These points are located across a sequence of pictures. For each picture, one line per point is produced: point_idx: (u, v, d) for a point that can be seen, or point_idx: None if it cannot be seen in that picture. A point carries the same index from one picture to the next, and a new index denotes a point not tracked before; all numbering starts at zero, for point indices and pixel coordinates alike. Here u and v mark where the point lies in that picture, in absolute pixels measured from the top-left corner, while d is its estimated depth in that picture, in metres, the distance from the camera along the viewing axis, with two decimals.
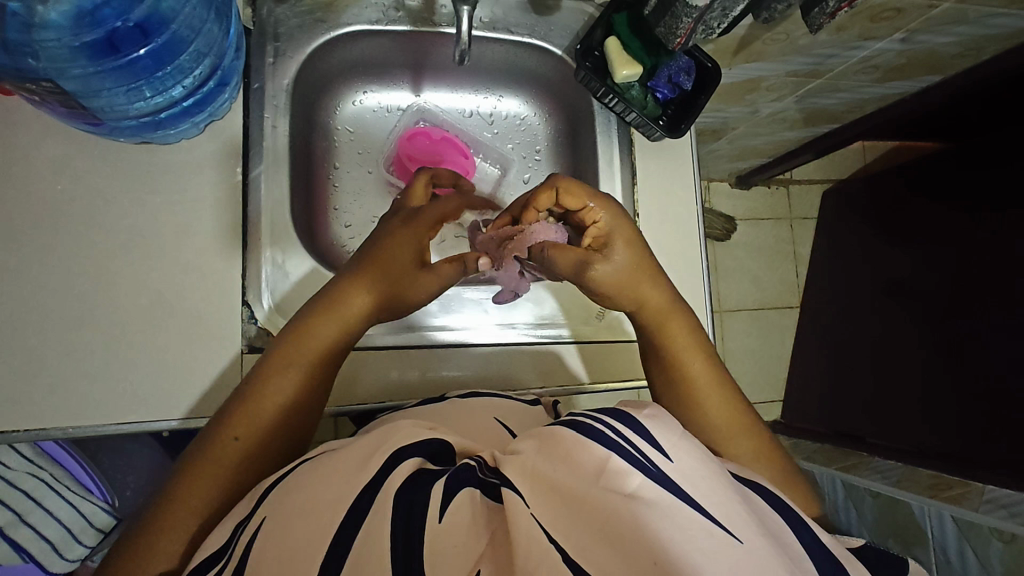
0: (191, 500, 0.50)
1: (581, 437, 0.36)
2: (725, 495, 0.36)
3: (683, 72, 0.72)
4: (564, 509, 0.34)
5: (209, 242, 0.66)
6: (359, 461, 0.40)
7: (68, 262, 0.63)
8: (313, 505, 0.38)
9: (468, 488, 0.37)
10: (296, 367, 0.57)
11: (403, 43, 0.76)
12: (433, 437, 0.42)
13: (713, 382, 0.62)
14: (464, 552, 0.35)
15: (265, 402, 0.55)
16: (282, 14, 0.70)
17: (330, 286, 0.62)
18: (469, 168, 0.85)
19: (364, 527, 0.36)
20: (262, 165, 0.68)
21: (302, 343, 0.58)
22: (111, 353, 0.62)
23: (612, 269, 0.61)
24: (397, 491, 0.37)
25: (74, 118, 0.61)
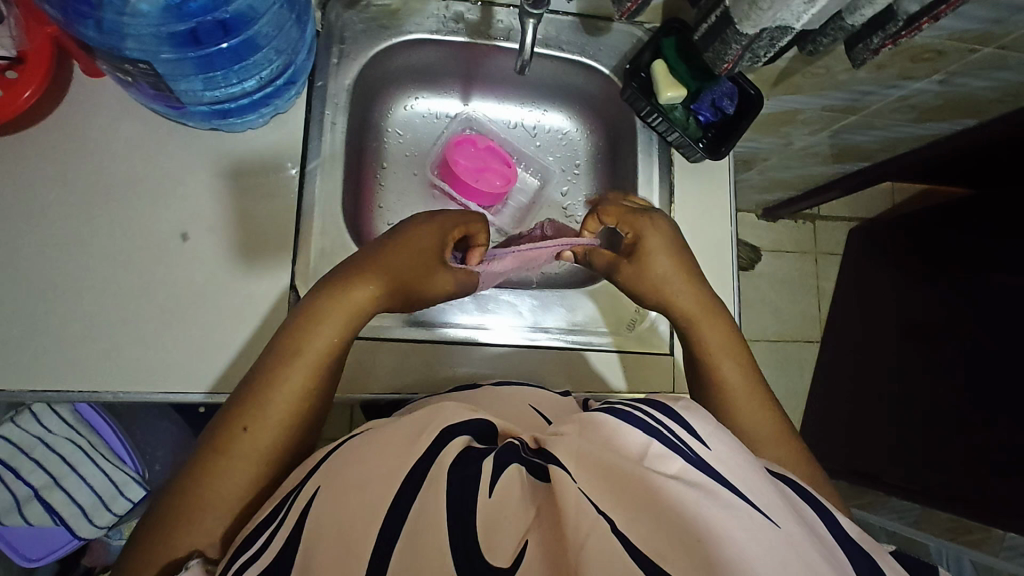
0: (240, 465, 0.53)
1: (623, 425, 0.39)
2: (761, 482, 0.38)
3: (727, 97, 0.75)
4: (608, 486, 0.35)
5: (263, 226, 0.69)
6: (411, 434, 0.42)
7: (132, 235, 0.66)
8: (365, 477, 0.40)
9: (516, 463, 0.39)
10: (299, 363, 0.56)
11: (458, 54, 0.80)
12: (478, 417, 0.44)
13: (742, 387, 0.63)
14: (512, 524, 0.37)
15: (275, 398, 0.55)
16: (350, 19, 0.74)
17: (331, 276, 0.61)
18: (510, 176, 0.86)
19: (418, 500, 0.38)
20: (318, 159, 0.71)
21: (300, 344, 0.57)
22: (162, 325, 0.65)
23: (636, 274, 0.66)
24: (449, 466, 0.39)
25: (156, 100, 0.66)
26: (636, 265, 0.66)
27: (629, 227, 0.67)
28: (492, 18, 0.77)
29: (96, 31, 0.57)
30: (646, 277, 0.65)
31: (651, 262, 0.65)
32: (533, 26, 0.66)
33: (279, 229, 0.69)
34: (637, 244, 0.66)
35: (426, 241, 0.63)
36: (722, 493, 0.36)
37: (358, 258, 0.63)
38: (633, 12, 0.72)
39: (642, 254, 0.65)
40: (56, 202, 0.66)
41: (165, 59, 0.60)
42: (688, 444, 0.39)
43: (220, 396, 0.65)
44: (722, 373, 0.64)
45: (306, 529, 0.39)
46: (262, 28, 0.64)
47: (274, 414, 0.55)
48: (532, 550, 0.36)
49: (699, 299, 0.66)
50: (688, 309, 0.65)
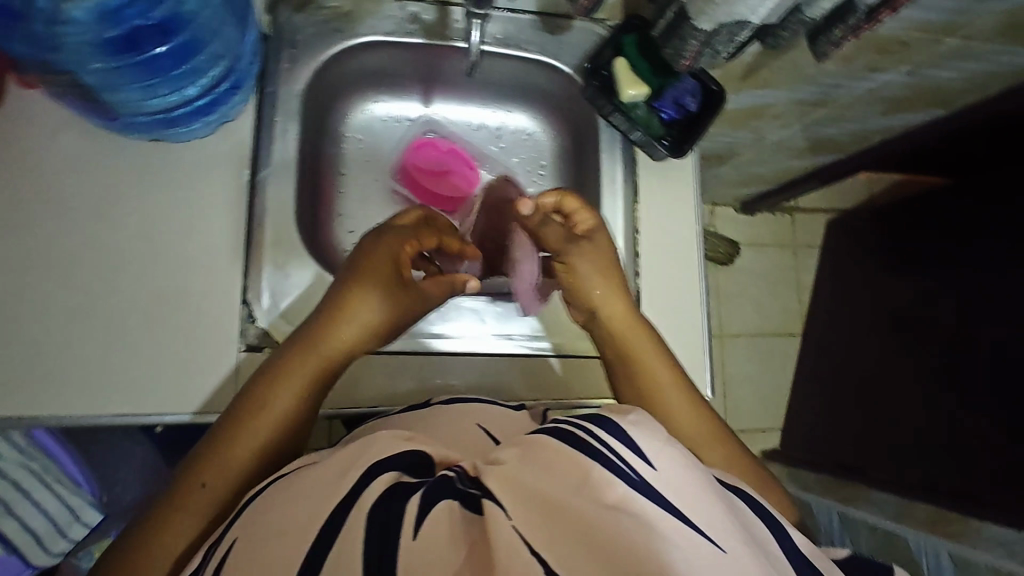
0: (192, 504, 0.50)
1: (569, 450, 0.38)
2: (705, 501, 0.38)
3: (688, 94, 0.74)
4: (543, 521, 0.34)
5: (211, 240, 0.66)
6: (336, 472, 0.42)
7: (71, 253, 0.63)
8: (289, 518, 0.39)
9: (448, 498, 0.38)
10: (282, 401, 0.56)
11: (415, 56, 0.78)
12: (410, 449, 0.44)
13: (674, 390, 0.62)
14: (441, 566, 0.35)
15: (250, 438, 0.54)
16: (300, 22, 0.72)
17: (318, 311, 0.62)
18: (474, 179, 0.86)
19: (335, 547, 0.37)
20: (270, 167, 0.69)
21: (281, 379, 0.57)
22: (106, 346, 0.62)
23: (586, 256, 0.68)
24: (372, 503, 0.38)
25: (89, 112, 0.64)
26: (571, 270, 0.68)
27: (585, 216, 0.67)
28: (449, 18, 0.75)
29: (27, 45, 0.55)
30: (585, 263, 0.68)
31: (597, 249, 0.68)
32: (478, 27, 0.67)
33: (229, 243, 0.66)
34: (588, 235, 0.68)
35: (387, 268, 0.63)
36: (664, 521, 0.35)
37: (323, 303, 0.63)
38: (590, 8, 0.70)
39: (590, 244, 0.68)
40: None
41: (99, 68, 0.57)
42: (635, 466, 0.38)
43: (169, 419, 0.62)
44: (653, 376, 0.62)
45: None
46: (201, 29, 0.62)
47: (237, 468, 0.52)
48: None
49: (617, 299, 0.67)
50: (613, 312, 0.66)
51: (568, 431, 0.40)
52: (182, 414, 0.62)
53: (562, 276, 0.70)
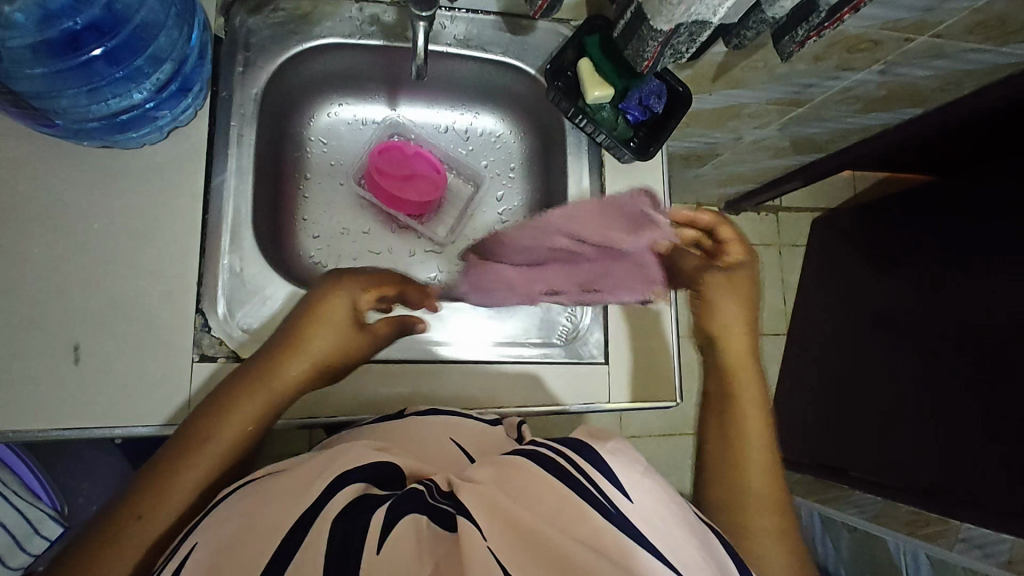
0: (135, 533, 0.50)
1: (548, 475, 0.40)
2: (679, 535, 0.40)
3: (653, 95, 0.72)
4: (521, 547, 0.36)
5: (165, 248, 0.64)
6: (303, 482, 0.42)
7: (18, 263, 0.61)
8: (249, 532, 0.39)
9: (413, 513, 0.38)
10: (211, 445, 0.55)
11: (376, 59, 0.77)
12: (382, 460, 0.44)
13: (761, 452, 0.64)
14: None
15: (178, 481, 0.53)
16: (255, 25, 0.71)
17: (266, 347, 0.61)
18: (440, 182, 0.83)
19: (296, 556, 0.37)
20: (226, 173, 0.68)
21: (216, 421, 0.56)
22: (56, 358, 0.61)
23: (725, 280, 0.69)
24: (335, 517, 0.39)
25: (28, 120, 0.61)
26: (700, 296, 0.71)
27: (736, 252, 0.69)
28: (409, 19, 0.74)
29: None
30: (722, 291, 0.69)
31: (738, 281, 0.70)
32: (425, 28, 0.65)
33: (182, 251, 0.65)
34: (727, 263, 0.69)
35: (343, 308, 0.62)
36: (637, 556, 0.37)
37: (277, 341, 0.61)
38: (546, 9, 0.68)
39: (732, 271, 0.69)
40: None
41: (38, 72, 0.57)
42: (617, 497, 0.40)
43: (121, 431, 0.61)
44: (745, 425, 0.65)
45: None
46: (139, 27, 0.61)
47: (179, 496, 0.52)
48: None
49: (741, 346, 0.69)
50: (732, 351, 0.69)
51: (548, 456, 0.41)
52: (135, 428, 0.61)
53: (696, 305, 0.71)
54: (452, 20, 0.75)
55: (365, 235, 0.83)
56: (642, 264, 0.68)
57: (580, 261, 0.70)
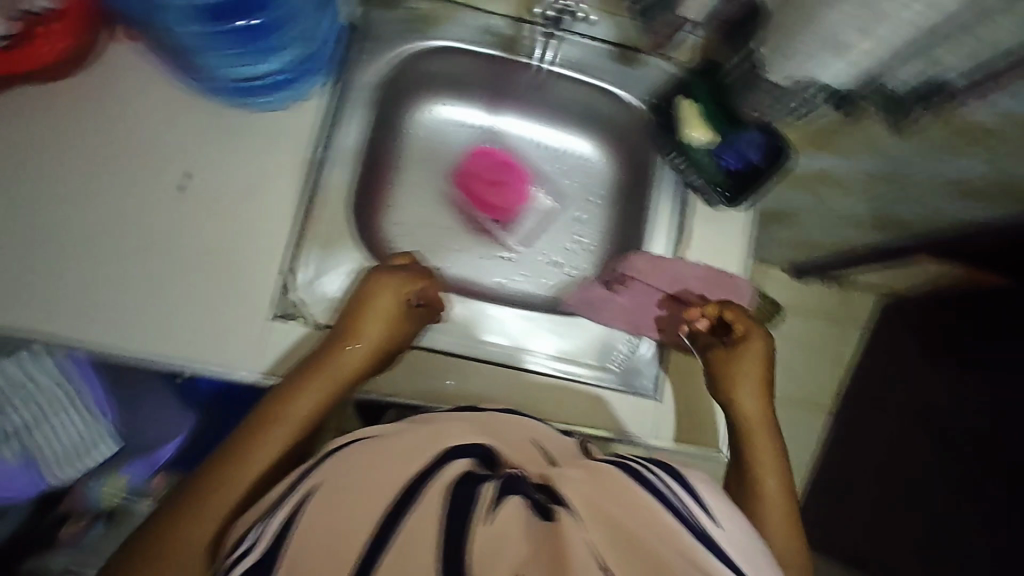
0: (215, 500, 0.48)
1: (639, 487, 0.41)
2: (766, 571, 0.40)
3: (752, 147, 0.73)
4: (619, 547, 0.36)
5: (265, 206, 0.69)
6: (413, 454, 0.41)
7: (137, 194, 0.67)
8: (359, 489, 0.38)
9: (516, 495, 0.38)
10: (281, 429, 0.53)
11: (489, 67, 0.81)
12: (484, 442, 0.43)
13: (781, 510, 0.55)
14: (509, 554, 0.34)
15: (251, 460, 0.51)
16: (387, 19, 0.76)
17: (329, 337, 0.61)
18: (526, 195, 0.87)
19: (406, 520, 0.36)
20: (332, 148, 0.72)
21: (286, 406, 0.54)
22: (150, 288, 0.65)
23: (728, 355, 0.65)
24: (449, 486, 0.38)
25: (179, 73, 0.69)
26: (716, 379, 0.65)
27: (741, 324, 0.66)
28: (528, 37, 0.77)
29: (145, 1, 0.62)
30: (732, 364, 0.64)
31: (745, 354, 0.64)
32: None
33: (279, 213, 0.69)
34: (741, 338, 0.65)
35: (387, 293, 0.63)
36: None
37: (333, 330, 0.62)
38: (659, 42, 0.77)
39: (742, 347, 0.65)
40: (65, 152, 0.66)
41: (194, 29, 0.64)
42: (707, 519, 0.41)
43: (191, 366, 0.64)
44: (759, 477, 0.57)
45: (295, 534, 0.37)
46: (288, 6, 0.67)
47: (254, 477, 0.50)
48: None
49: (758, 409, 0.62)
50: (749, 418, 0.62)
51: (635, 471, 0.42)
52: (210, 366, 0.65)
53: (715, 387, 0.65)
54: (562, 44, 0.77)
55: (442, 231, 0.86)
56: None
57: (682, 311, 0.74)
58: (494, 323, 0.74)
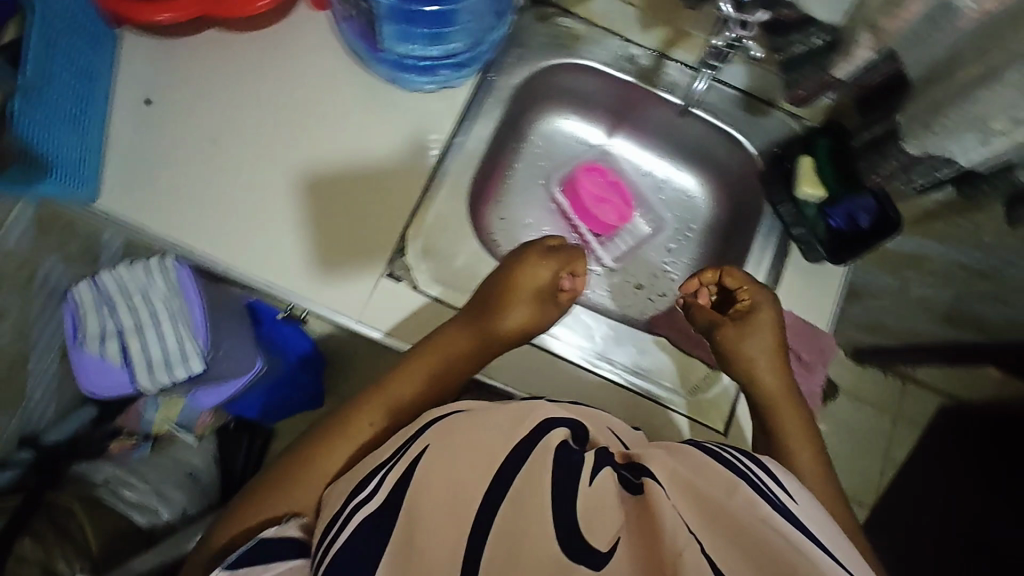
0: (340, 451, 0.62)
1: (714, 464, 0.49)
2: (839, 539, 0.46)
3: (864, 211, 0.75)
4: (703, 511, 0.43)
5: (396, 176, 0.73)
6: (512, 420, 0.51)
7: (287, 141, 0.72)
8: (474, 448, 0.49)
9: (608, 467, 0.48)
10: (420, 374, 0.67)
11: (619, 92, 0.84)
12: (570, 418, 0.53)
13: (819, 479, 0.66)
14: (608, 516, 0.45)
15: (379, 409, 0.65)
16: (537, 30, 0.80)
17: (480, 299, 0.69)
18: (626, 215, 0.89)
19: (515, 483, 0.46)
20: (464, 135, 0.76)
21: (429, 353, 0.67)
22: (283, 227, 0.70)
23: (736, 333, 0.69)
24: (554, 447, 0.48)
25: (352, 35, 0.74)
26: (732, 356, 0.70)
27: (746, 295, 0.71)
28: (662, 70, 0.81)
29: None
30: (743, 342, 0.69)
31: (754, 329, 0.69)
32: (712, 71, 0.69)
33: (407, 185, 0.73)
34: (748, 312, 0.70)
35: (537, 280, 0.68)
36: (806, 541, 0.42)
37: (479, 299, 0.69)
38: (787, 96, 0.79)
39: (752, 321, 0.69)
40: (233, 91, 0.72)
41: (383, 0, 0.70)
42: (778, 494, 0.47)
43: (305, 302, 0.70)
44: (796, 451, 0.67)
45: (419, 476, 0.49)
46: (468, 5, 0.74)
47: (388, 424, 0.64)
48: (622, 548, 0.43)
49: (778, 382, 0.69)
50: (772, 393, 0.69)
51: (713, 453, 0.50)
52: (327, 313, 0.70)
53: (736, 367, 0.70)
54: (712, 88, 0.81)
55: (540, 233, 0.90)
56: (809, 384, 0.76)
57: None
58: (578, 321, 0.77)
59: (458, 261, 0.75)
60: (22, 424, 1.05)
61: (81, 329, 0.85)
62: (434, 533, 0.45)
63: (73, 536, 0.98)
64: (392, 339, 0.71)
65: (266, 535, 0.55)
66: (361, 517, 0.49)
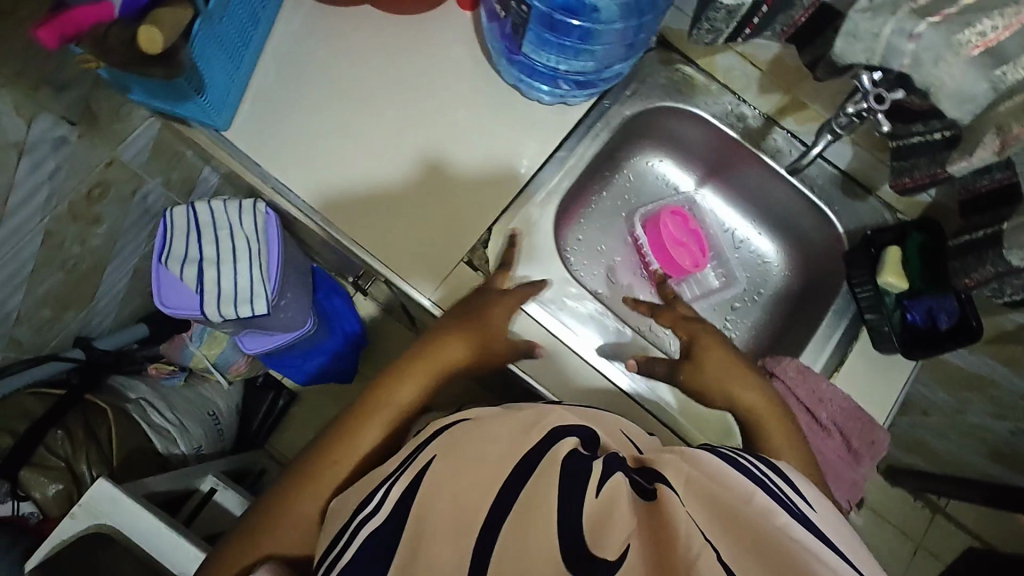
0: (300, 508, 0.62)
1: (723, 474, 0.48)
2: (851, 553, 0.46)
3: (945, 312, 0.75)
4: (716, 520, 0.43)
5: (499, 174, 0.77)
6: (521, 428, 0.51)
7: (406, 119, 0.76)
8: (487, 454, 0.49)
9: (620, 473, 0.46)
10: (373, 418, 0.66)
11: (719, 146, 0.86)
12: (585, 428, 0.52)
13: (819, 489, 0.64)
14: (618, 523, 0.42)
15: (332, 463, 0.64)
16: (658, 72, 0.83)
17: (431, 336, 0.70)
18: (701, 263, 0.88)
19: (521, 495, 0.45)
20: (566, 151, 0.79)
21: (380, 400, 0.67)
22: (384, 196, 0.74)
23: (695, 367, 0.71)
24: (563, 459, 0.47)
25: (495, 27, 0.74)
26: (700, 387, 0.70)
27: (684, 329, 0.74)
28: (768, 134, 0.83)
29: None
30: (703, 373, 0.70)
31: (708, 360, 0.71)
32: (826, 142, 0.74)
33: (506, 184, 0.77)
34: (691, 345, 0.73)
35: (503, 317, 0.70)
36: (821, 548, 0.42)
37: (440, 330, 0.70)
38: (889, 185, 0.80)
39: (700, 354, 0.71)
40: (369, 63, 0.77)
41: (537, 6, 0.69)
42: (797, 505, 0.49)
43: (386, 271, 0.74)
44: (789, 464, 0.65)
45: (426, 483, 0.49)
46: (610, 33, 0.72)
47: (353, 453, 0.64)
48: (631, 557, 0.40)
49: (755, 397, 0.69)
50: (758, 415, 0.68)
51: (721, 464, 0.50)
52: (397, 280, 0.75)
53: (711, 396, 0.70)
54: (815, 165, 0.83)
55: (611, 263, 0.91)
56: (854, 476, 0.74)
57: (812, 432, 0.74)
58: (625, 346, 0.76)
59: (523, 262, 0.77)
60: (81, 326, 1.10)
61: (165, 248, 0.89)
62: (439, 544, 0.43)
63: (99, 437, 0.98)
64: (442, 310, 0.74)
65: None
66: (366, 534, 0.48)
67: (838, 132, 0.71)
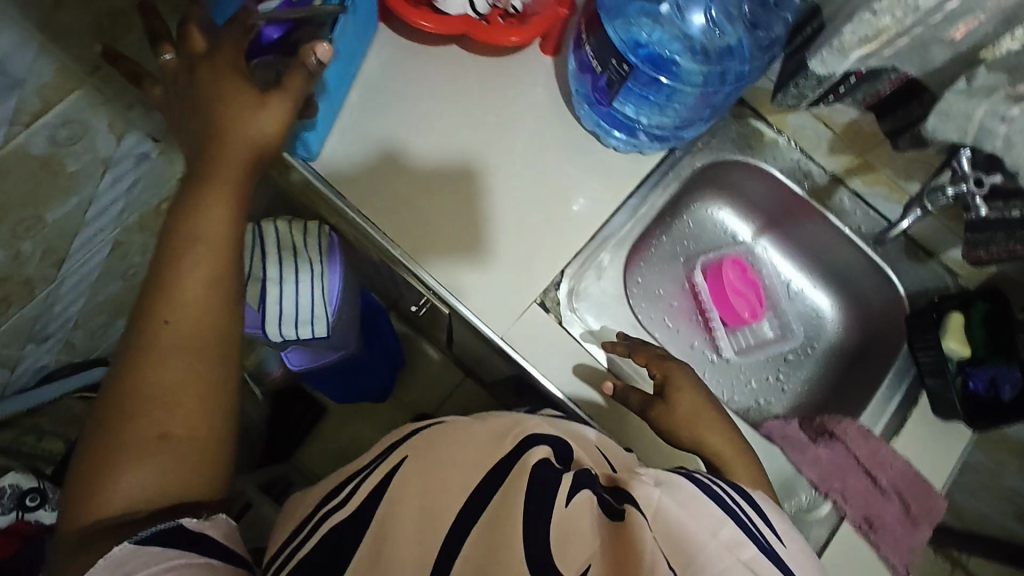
0: (166, 376, 0.50)
1: (698, 497, 0.48)
2: None
3: (1008, 382, 0.76)
4: (680, 554, 0.43)
5: (575, 218, 0.78)
6: (495, 436, 0.52)
7: (489, 156, 0.77)
8: (450, 470, 0.49)
9: (587, 490, 0.46)
10: (191, 262, 0.52)
11: (779, 199, 0.88)
12: (557, 439, 0.53)
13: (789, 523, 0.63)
14: (583, 539, 0.43)
15: (174, 328, 0.51)
16: (730, 125, 0.85)
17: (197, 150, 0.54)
18: (758, 312, 0.89)
19: (488, 505, 0.45)
20: (638, 197, 0.80)
21: (178, 239, 0.52)
22: (457, 226, 0.75)
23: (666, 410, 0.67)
24: (532, 468, 0.47)
25: (579, 83, 0.78)
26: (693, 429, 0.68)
27: (657, 368, 0.70)
28: (834, 193, 0.85)
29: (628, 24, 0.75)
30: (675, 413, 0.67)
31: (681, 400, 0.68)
32: (916, 215, 0.74)
33: (582, 225, 0.78)
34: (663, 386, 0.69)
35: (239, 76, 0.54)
36: None
37: (192, 152, 0.55)
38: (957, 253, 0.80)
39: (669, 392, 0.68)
40: (456, 102, 0.79)
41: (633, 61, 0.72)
42: (766, 537, 0.48)
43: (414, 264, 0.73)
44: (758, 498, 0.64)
45: (392, 485, 0.50)
46: (693, 88, 0.75)
47: (191, 306, 0.52)
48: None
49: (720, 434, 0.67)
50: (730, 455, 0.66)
51: (702, 487, 0.50)
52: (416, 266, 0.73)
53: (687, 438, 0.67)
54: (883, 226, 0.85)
55: (668, 307, 0.91)
56: (912, 541, 0.74)
57: (874, 495, 0.74)
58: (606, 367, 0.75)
59: (544, 253, 0.76)
60: None
61: None
62: (403, 547, 0.44)
63: None
64: (443, 288, 0.73)
65: (190, 522, 0.47)
66: (327, 528, 0.49)
67: (928, 208, 0.72)
